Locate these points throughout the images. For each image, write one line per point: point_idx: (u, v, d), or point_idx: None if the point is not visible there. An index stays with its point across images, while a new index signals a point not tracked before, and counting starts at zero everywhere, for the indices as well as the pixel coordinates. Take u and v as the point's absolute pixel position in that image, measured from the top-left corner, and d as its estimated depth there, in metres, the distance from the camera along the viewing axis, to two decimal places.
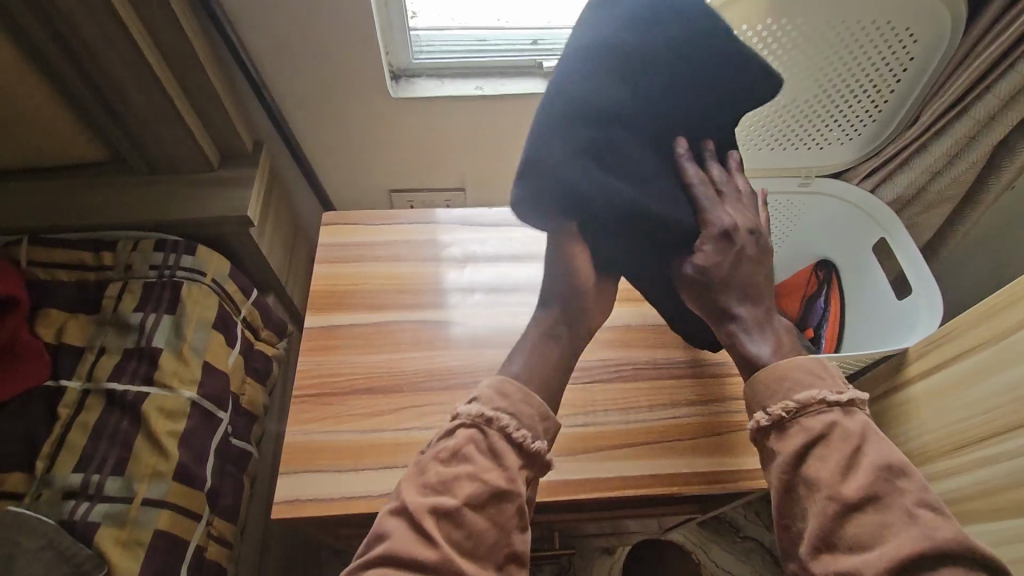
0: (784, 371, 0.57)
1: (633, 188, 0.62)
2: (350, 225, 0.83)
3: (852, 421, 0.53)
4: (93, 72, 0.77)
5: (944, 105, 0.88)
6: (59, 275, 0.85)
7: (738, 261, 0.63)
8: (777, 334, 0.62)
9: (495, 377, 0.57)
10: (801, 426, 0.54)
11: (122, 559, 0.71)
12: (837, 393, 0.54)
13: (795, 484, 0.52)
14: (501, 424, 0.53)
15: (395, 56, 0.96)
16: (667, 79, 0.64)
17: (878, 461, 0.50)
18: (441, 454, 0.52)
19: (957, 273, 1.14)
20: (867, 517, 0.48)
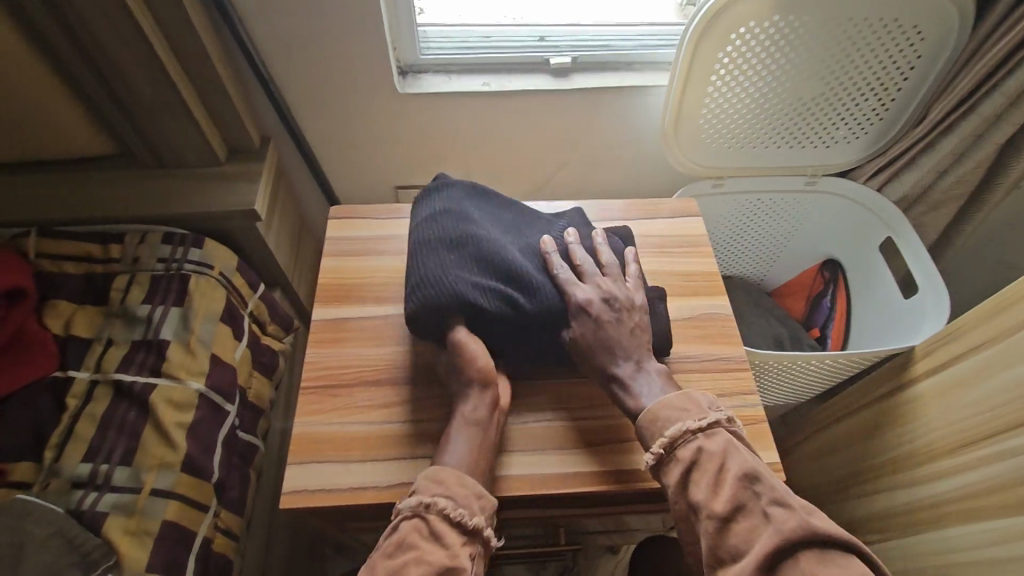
0: (653, 411, 0.57)
1: (496, 284, 0.64)
2: (357, 219, 0.83)
3: (715, 441, 0.54)
4: (103, 65, 0.77)
5: (951, 103, 0.88)
6: (66, 267, 0.85)
7: (608, 315, 0.64)
8: (652, 380, 0.60)
9: (428, 468, 0.56)
10: (675, 458, 0.54)
11: (130, 549, 0.71)
12: (699, 418, 0.55)
13: (685, 511, 0.53)
14: (439, 509, 0.52)
15: (402, 52, 0.96)
16: (502, 216, 0.72)
17: (740, 473, 0.51)
18: (388, 548, 0.51)
19: (963, 272, 1.13)
20: (744, 524, 0.49)
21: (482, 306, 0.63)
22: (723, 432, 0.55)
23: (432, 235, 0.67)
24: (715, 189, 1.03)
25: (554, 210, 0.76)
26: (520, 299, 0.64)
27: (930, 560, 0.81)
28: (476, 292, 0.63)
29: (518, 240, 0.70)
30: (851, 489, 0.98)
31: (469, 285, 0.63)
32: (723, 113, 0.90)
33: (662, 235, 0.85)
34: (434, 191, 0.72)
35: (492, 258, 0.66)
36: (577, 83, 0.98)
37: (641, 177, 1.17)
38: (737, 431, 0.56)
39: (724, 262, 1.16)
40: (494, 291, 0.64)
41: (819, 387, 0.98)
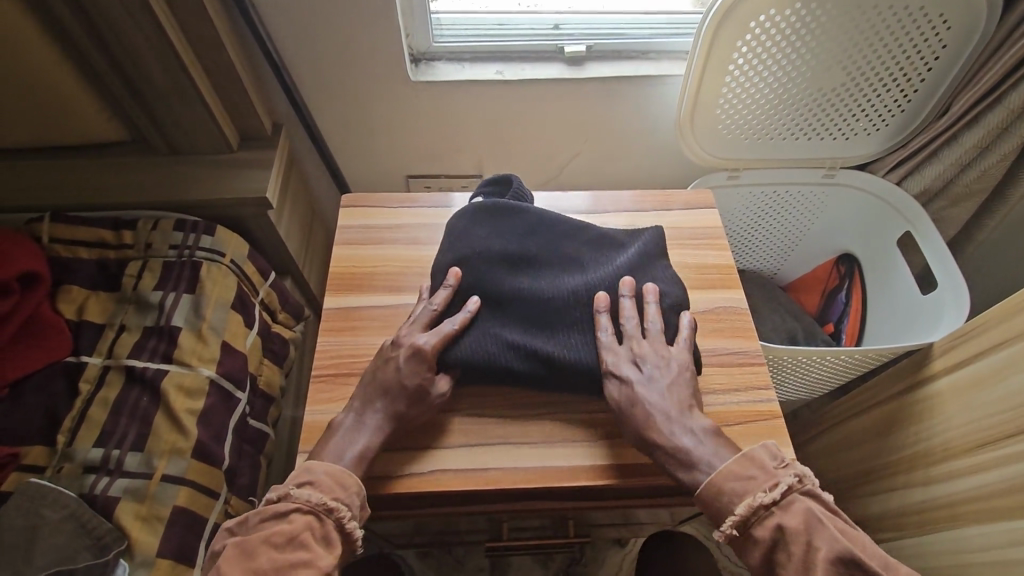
0: (716, 483, 0.52)
1: (530, 339, 0.64)
2: (369, 207, 0.82)
3: (795, 514, 0.49)
4: (117, 51, 0.77)
5: (978, 94, 0.86)
6: (79, 252, 0.85)
7: (643, 378, 0.60)
8: (705, 444, 0.55)
9: (333, 467, 0.55)
10: (754, 537, 0.50)
11: (141, 534, 0.71)
12: (769, 489, 0.50)
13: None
14: (340, 514, 0.52)
15: (415, 39, 0.95)
16: (552, 254, 0.69)
17: (831, 555, 0.46)
18: (275, 540, 0.49)
19: (983, 269, 1.11)
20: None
21: (510, 364, 0.63)
22: (800, 500, 0.50)
23: (469, 282, 0.66)
24: (729, 181, 1.01)
25: (618, 245, 0.71)
26: (558, 355, 0.62)
27: (947, 561, 0.79)
28: (505, 352, 0.63)
29: (571, 282, 0.66)
30: (865, 487, 0.97)
31: (500, 344, 0.63)
32: (742, 103, 0.88)
33: (678, 226, 0.83)
34: (477, 227, 0.69)
35: (530, 317, 0.65)
36: (592, 71, 0.96)
37: (656, 169, 1.15)
38: (812, 489, 0.51)
39: (739, 256, 1.15)
40: (529, 350, 0.63)
41: (834, 383, 0.96)
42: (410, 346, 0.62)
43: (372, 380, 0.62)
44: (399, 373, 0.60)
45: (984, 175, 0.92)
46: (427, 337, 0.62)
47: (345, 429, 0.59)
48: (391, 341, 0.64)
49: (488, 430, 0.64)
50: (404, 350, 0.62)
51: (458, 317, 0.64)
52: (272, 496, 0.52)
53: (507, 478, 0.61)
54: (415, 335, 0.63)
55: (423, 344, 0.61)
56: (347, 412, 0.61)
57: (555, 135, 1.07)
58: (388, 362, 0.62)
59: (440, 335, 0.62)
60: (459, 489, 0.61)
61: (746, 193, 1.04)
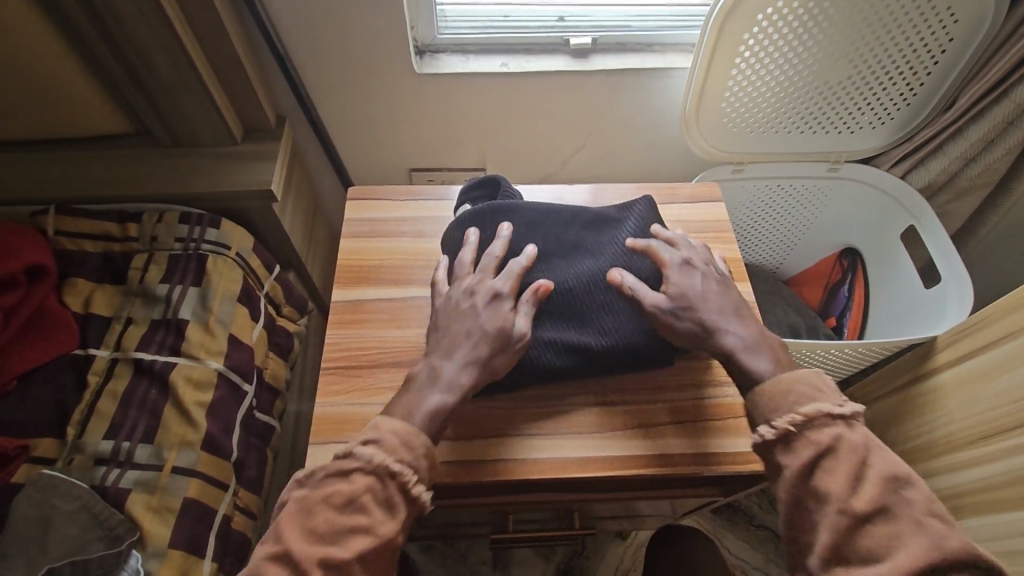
0: (786, 384, 0.53)
1: (563, 334, 0.64)
2: (375, 200, 0.82)
3: (857, 433, 0.49)
4: (122, 43, 0.77)
5: (983, 88, 0.86)
6: (86, 245, 0.85)
7: (694, 285, 0.61)
8: (765, 352, 0.57)
9: (400, 426, 0.52)
10: (807, 438, 0.50)
11: (153, 525, 0.72)
12: (840, 404, 0.51)
13: (804, 499, 0.48)
14: (403, 479, 0.50)
15: (420, 30, 0.94)
16: (555, 247, 0.69)
17: (887, 474, 0.47)
18: (334, 500, 0.48)
19: (986, 263, 1.11)
20: (882, 529, 0.45)
21: (551, 363, 0.63)
22: (863, 424, 0.50)
23: None
24: (734, 174, 1.01)
25: (617, 218, 0.72)
26: (595, 344, 0.64)
27: None
28: (545, 351, 0.63)
29: (585, 266, 0.67)
30: None
31: (539, 344, 0.64)
32: (749, 96, 0.88)
33: (684, 220, 0.83)
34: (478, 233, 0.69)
35: (557, 310, 0.65)
36: (597, 64, 0.96)
37: (660, 162, 1.15)
38: None
39: (743, 249, 1.15)
40: (566, 344, 0.64)
41: (836, 376, 0.97)
42: (489, 291, 0.62)
43: (449, 328, 0.60)
44: (482, 315, 0.60)
45: (988, 168, 0.93)
46: (503, 283, 0.62)
47: (421, 382, 0.57)
48: (463, 288, 0.63)
49: (497, 423, 0.64)
50: (484, 298, 0.61)
51: (522, 256, 0.65)
52: (339, 450, 0.51)
53: (515, 469, 0.62)
54: (489, 282, 0.63)
55: (504, 287, 0.62)
56: (423, 364, 0.59)
57: (560, 129, 1.07)
58: (466, 308, 0.61)
59: (513, 277, 0.63)
60: (469, 480, 0.61)
61: (751, 186, 1.04)
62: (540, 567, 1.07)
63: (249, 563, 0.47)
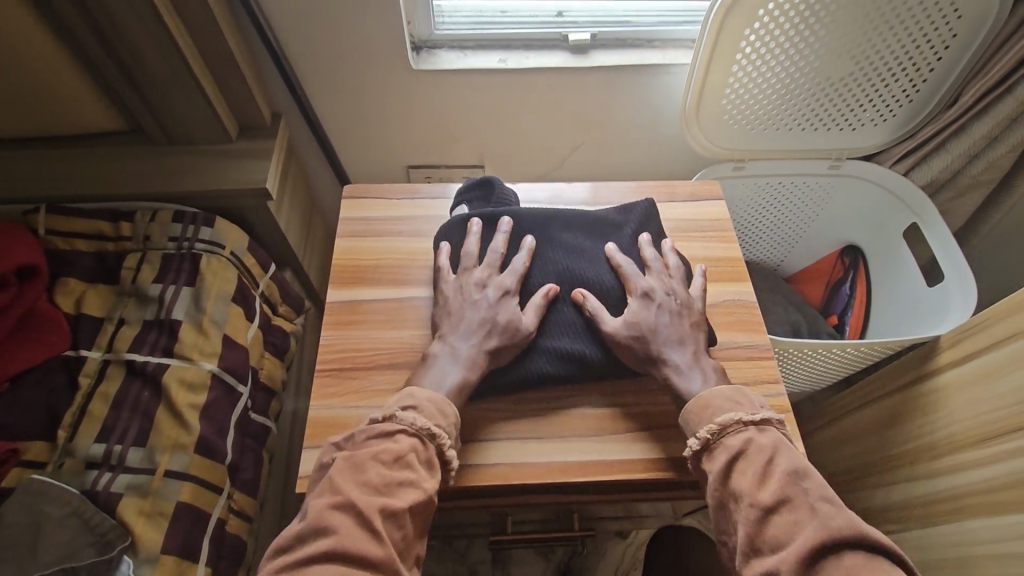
0: (705, 399, 0.57)
1: (559, 342, 0.65)
2: (371, 199, 0.81)
3: (767, 436, 0.53)
4: (113, 39, 0.75)
5: (987, 85, 0.85)
6: (78, 244, 0.84)
7: (653, 308, 0.64)
8: (705, 374, 0.60)
9: (434, 396, 0.57)
10: (722, 445, 0.53)
11: (145, 530, 0.71)
12: (752, 413, 0.55)
13: (724, 500, 0.51)
14: (440, 441, 0.54)
15: (417, 26, 0.93)
16: (552, 250, 0.69)
17: (789, 467, 0.49)
18: (383, 457, 0.51)
19: (989, 261, 1.10)
20: (785, 517, 0.47)
21: (550, 370, 0.64)
22: (775, 430, 0.54)
23: None
24: (735, 172, 1.00)
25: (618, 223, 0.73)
26: (587, 352, 0.64)
27: (946, 553, 0.79)
28: (544, 359, 0.64)
29: (586, 273, 0.68)
30: (866, 479, 0.97)
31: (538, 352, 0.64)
32: (750, 92, 0.86)
33: (683, 218, 0.82)
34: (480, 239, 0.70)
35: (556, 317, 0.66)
36: (597, 60, 0.95)
37: (660, 160, 1.14)
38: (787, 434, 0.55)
39: (743, 247, 1.14)
40: (564, 353, 0.64)
41: (837, 375, 0.96)
42: (499, 291, 0.65)
43: (462, 314, 0.64)
44: (493, 311, 0.63)
45: (991, 165, 0.92)
46: (511, 280, 0.66)
47: (439, 364, 0.60)
48: (474, 280, 0.66)
49: (494, 425, 0.63)
50: (495, 293, 0.65)
51: (523, 253, 0.68)
52: (378, 416, 0.55)
53: (513, 474, 0.61)
54: (497, 278, 0.66)
55: (510, 286, 0.65)
56: (443, 343, 0.62)
57: (559, 126, 1.05)
58: (477, 300, 0.64)
59: (517, 275, 0.66)
60: (466, 484, 0.60)
61: (751, 184, 1.02)
62: (540, 567, 1.05)
63: (310, 516, 0.48)
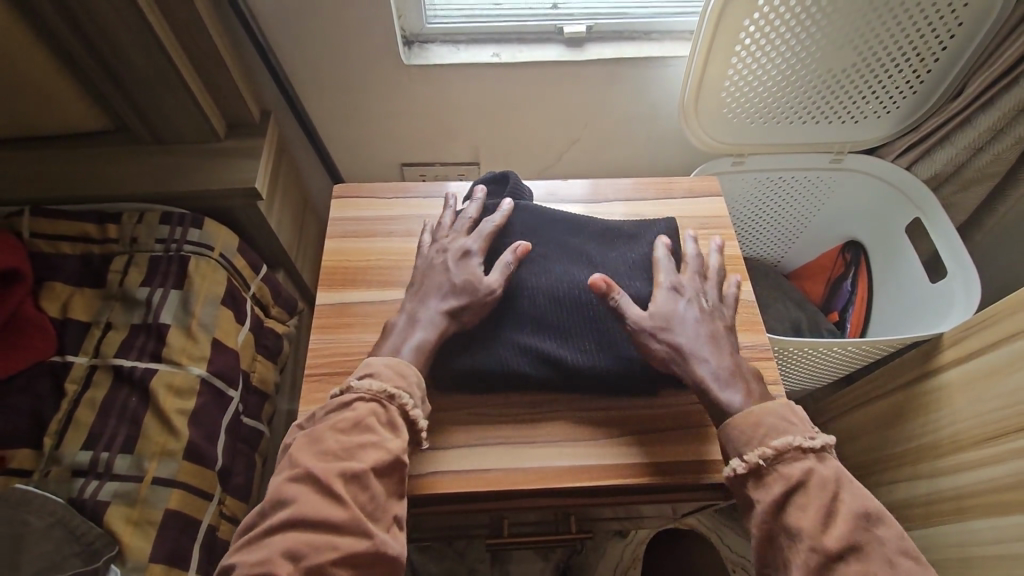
0: (755, 415, 0.52)
1: (540, 343, 0.63)
2: (363, 198, 0.80)
3: (828, 466, 0.49)
4: (95, 37, 0.73)
5: (992, 76, 0.83)
6: (62, 247, 0.82)
7: (685, 312, 0.61)
8: (745, 381, 0.56)
9: (391, 360, 0.56)
10: (777, 473, 0.49)
11: (133, 539, 0.70)
12: (811, 436, 0.50)
13: (775, 534, 0.48)
14: (402, 401, 0.53)
15: (408, 20, 0.91)
16: (555, 252, 0.68)
17: (858, 509, 0.46)
18: (340, 425, 0.50)
19: (994, 255, 1.08)
20: (854, 566, 0.44)
21: (523, 371, 0.62)
22: (833, 458, 0.50)
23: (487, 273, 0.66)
24: (734, 166, 0.98)
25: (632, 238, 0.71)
26: (567, 358, 0.62)
27: (947, 554, 0.78)
28: (520, 359, 0.62)
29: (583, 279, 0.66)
30: (866, 478, 0.96)
31: (517, 352, 0.62)
32: (749, 84, 0.84)
33: (681, 215, 0.81)
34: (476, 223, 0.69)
35: (540, 316, 0.64)
36: (591, 53, 0.93)
37: (659, 155, 1.12)
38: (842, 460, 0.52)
39: (742, 243, 1.13)
40: (544, 356, 0.62)
41: (835, 374, 0.95)
42: (458, 251, 0.65)
43: (427, 280, 0.63)
44: (451, 272, 0.63)
45: (996, 158, 0.90)
46: (474, 240, 0.65)
47: (400, 329, 0.60)
48: (440, 246, 0.66)
49: (486, 430, 0.62)
50: (456, 254, 0.65)
51: (495, 216, 0.68)
52: (336, 390, 0.54)
53: (504, 480, 0.59)
54: (460, 240, 0.66)
55: (472, 245, 0.65)
56: (401, 313, 0.62)
57: (556, 121, 1.03)
58: (440, 266, 0.64)
59: (483, 236, 0.66)
60: (456, 491, 0.59)
61: (751, 179, 1.01)
62: (538, 567, 1.05)
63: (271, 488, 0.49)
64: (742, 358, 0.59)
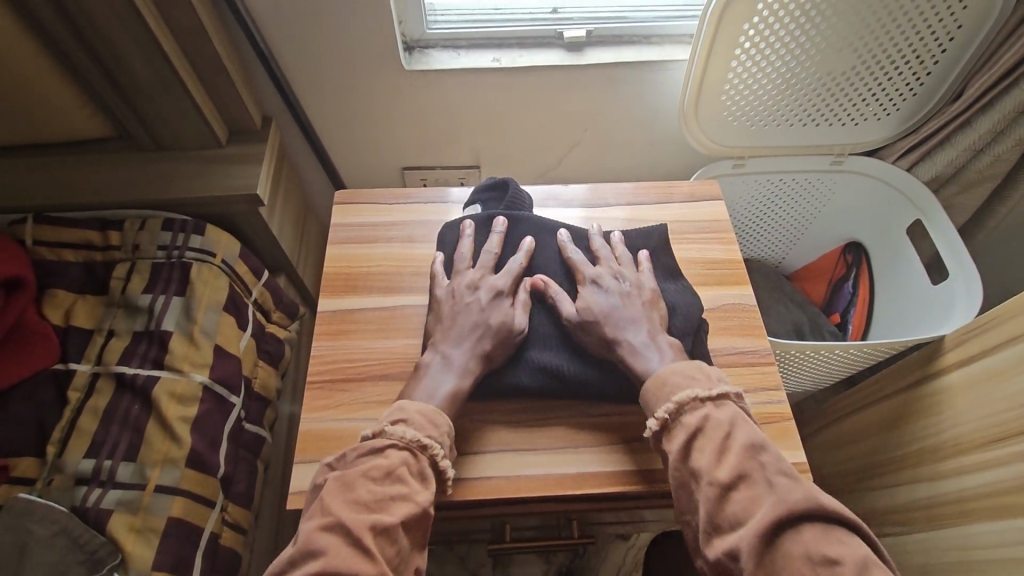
0: (661, 378, 0.55)
1: (545, 355, 0.63)
2: (362, 204, 0.80)
3: (724, 410, 0.51)
4: (97, 45, 0.74)
5: (992, 78, 0.83)
6: (65, 254, 0.83)
7: (605, 294, 0.63)
8: (664, 351, 0.59)
9: (425, 407, 0.55)
10: (681, 424, 0.52)
11: (135, 547, 0.70)
12: (708, 388, 0.53)
13: (685, 480, 0.49)
14: (433, 453, 0.52)
15: (409, 25, 0.91)
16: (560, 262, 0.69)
17: (747, 442, 0.48)
18: (373, 474, 0.49)
19: (997, 256, 1.08)
20: (743, 493, 0.46)
21: (536, 385, 0.62)
22: (732, 403, 0.52)
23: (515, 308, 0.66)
24: (735, 169, 0.98)
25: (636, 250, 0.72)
26: (576, 371, 0.62)
27: (952, 558, 0.77)
28: (533, 375, 0.62)
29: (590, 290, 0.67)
30: (869, 481, 0.96)
31: (530, 368, 0.63)
32: (749, 88, 0.84)
33: (681, 219, 0.81)
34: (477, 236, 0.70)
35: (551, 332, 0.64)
36: (592, 57, 0.93)
37: (658, 159, 1.12)
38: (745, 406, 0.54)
39: (743, 245, 1.12)
40: (558, 373, 0.62)
41: (837, 377, 0.95)
42: (490, 291, 0.64)
43: (454, 320, 0.62)
44: (484, 313, 0.62)
45: (997, 160, 0.90)
46: (502, 279, 0.65)
47: (433, 372, 0.59)
48: (466, 283, 0.65)
49: (487, 435, 0.62)
50: (487, 294, 0.64)
51: (520, 254, 0.68)
52: (369, 432, 0.53)
53: (507, 487, 0.59)
54: (489, 278, 0.65)
55: (502, 285, 0.64)
56: (433, 353, 0.61)
57: (559, 124, 1.03)
58: (469, 305, 0.63)
59: (511, 275, 0.65)
60: (458, 499, 0.59)
61: (753, 182, 1.01)
62: (539, 570, 1.02)
63: (296, 538, 0.46)
64: (658, 327, 0.62)
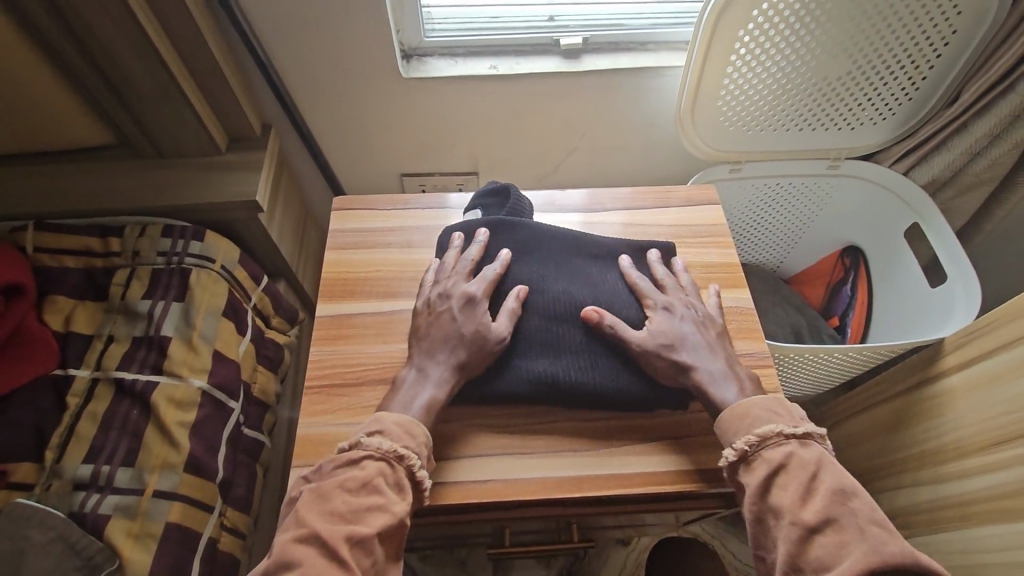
0: (744, 408, 0.55)
1: (534, 363, 0.63)
2: (362, 210, 0.80)
3: (810, 450, 0.51)
4: (97, 55, 0.75)
5: (987, 82, 0.84)
6: (65, 261, 0.83)
7: (677, 321, 0.64)
8: (741, 381, 0.59)
9: (401, 418, 0.55)
10: (762, 459, 0.52)
11: (133, 552, 0.70)
12: (793, 425, 0.53)
13: (763, 515, 0.50)
14: (410, 462, 0.52)
15: (407, 34, 0.92)
16: (552, 270, 0.69)
17: (835, 486, 0.48)
18: (348, 485, 0.49)
19: (996, 259, 1.08)
20: (829, 538, 0.46)
21: (525, 393, 0.62)
22: (817, 444, 0.52)
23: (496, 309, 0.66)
24: (732, 173, 0.99)
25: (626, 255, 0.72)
26: (566, 377, 0.62)
27: (954, 562, 0.77)
28: (523, 382, 0.62)
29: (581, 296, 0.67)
30: (871, 484, 0.95)
31: (520, 376, 0.63)
32: (744, 93, 0.85)
33: (679, 224, 0.81)
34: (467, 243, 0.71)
35: (541, 339, 0.64)
36: (588, 65, 0.94)
37: (655, 164, 1.13)
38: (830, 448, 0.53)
39: (741, 249, 1.12)
40: (549, 381, 0.62)
41: (836, 380, 0.95)
42: (461, 298, 0.64)
43: (432, 330, 0.63)
44: (456, 323, 0.62)
45: (994, 163, 0.90)
46: (476, 286, 0.65)
47: (408, 386, 0.60)
48: (443, 290, 0.66)
49: (485, 439, 0.63)
50: (459, 302, 0.64)
51: (496, 264, 0.67)
52: (345, 444, 0.53)
53: (505, 491, 0.59)
54: (463, 286, 0.65)
55: (474, 291, 0.64)
56: (409, 368, 0.61)
57: (558, 129, 1.04)
58: (444, 314, 0.64)
59: (486, 282, 0.65)
60: (456, 502, 0.59)
61: (749, 187, 1.01)
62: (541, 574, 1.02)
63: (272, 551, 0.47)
64: (734, 359, 0.62)
